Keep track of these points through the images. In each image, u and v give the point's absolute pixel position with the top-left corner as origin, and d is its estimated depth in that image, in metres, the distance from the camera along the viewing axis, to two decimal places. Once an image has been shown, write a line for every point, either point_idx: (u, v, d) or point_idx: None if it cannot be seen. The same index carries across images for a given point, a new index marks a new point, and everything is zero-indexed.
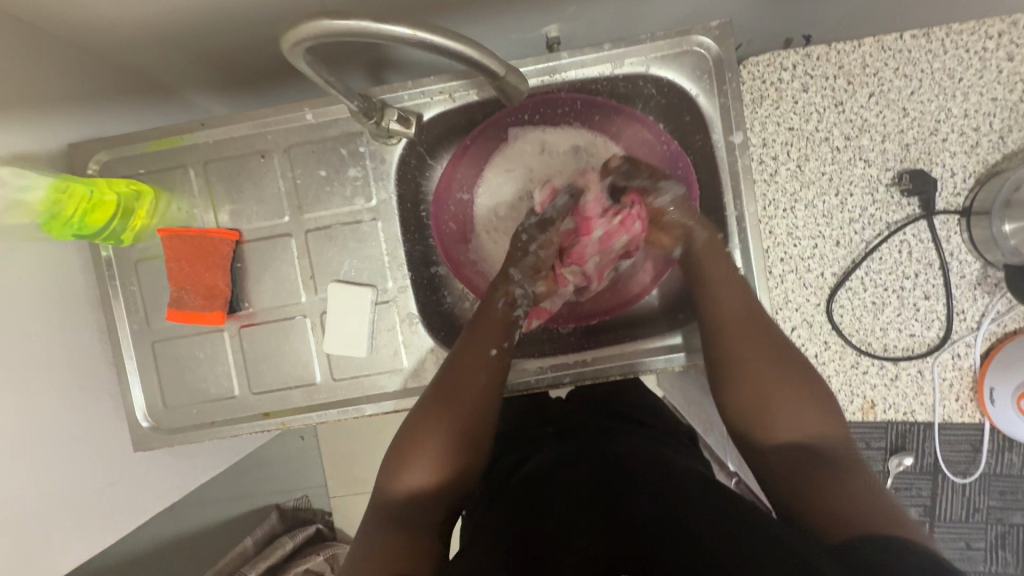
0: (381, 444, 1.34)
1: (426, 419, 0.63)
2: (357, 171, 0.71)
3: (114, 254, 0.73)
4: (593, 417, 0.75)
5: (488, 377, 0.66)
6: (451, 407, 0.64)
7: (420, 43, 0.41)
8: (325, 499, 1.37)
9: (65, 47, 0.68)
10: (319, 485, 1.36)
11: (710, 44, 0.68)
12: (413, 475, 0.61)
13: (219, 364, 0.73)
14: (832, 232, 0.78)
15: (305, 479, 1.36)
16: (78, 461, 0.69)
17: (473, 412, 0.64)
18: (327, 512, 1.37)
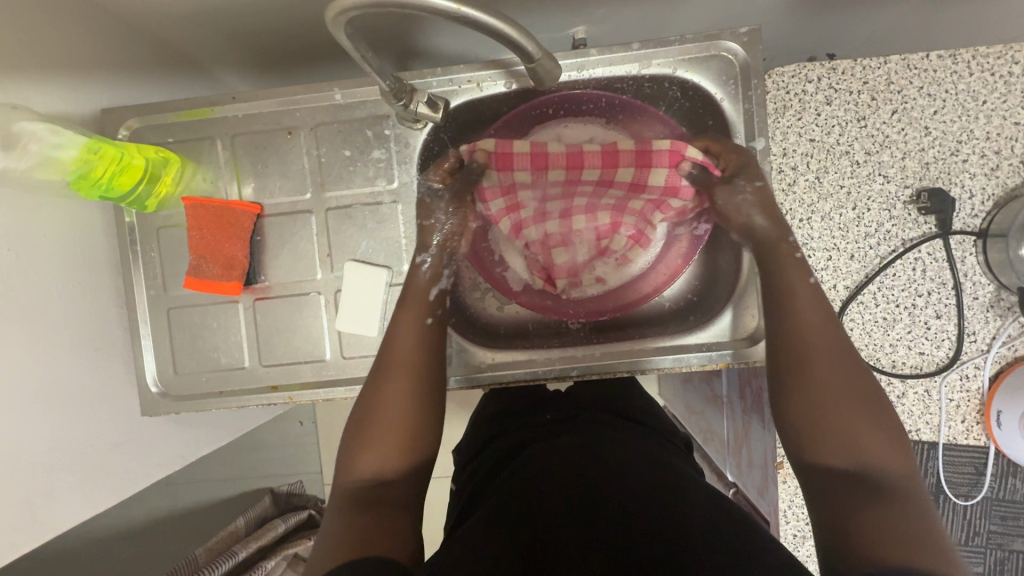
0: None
1: (380, 402, 0.63)
2: (381, 153, 0.72)
3: (137, 221, 0.74)
4: (589, 411, 0.78)
5: (423, 351, 0.66)
6: (395, 388, 0.63)
7: (464, 19, 0.42)
8: (320, 486, 1.38)
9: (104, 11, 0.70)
10: (313, 472, 1.38)
11: (737, 50, 0.68)
12: (372, 453, 0.60)
13: (231, 334, 0.74)
14: (846, 245, 0.78)
15: (299, 465, 1.38)
16: (85, 420, 0.70)
17: (414, 400, 0.63)
18: (320, 500, 1.38)
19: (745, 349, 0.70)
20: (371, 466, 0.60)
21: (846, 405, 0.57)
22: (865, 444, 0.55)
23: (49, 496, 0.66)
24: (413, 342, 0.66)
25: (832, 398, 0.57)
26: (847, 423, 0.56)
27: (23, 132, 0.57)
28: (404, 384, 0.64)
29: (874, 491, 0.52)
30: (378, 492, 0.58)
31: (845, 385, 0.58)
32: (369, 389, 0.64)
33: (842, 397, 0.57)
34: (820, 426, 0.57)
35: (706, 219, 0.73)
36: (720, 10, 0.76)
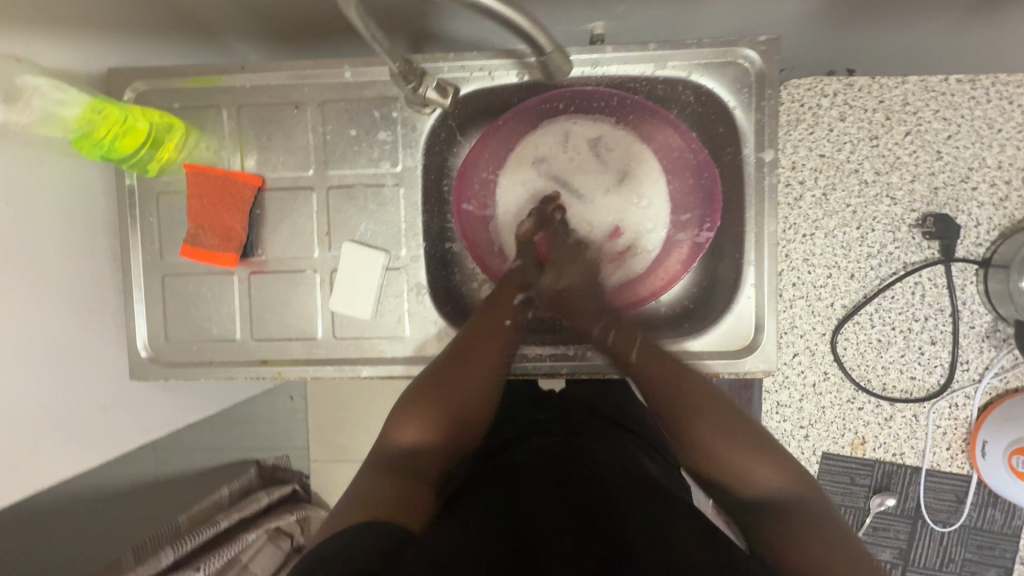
0: (367, 414, 1.36)
1: (432, 384, 0.66)
2: (387, 136, 0.71)
3: (137, 184, 0.73)
4: (577, 416, 0.77)
5: (497, 351, 0.69)
6: (452, 378, 0.66)
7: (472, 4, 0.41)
8: (305, 463, 1.41)
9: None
10: (301, 448, 1.41)
11: (755, 58, 0.67)
12: (412, 429, 0.63)
13: (224, 305, 0.74)
14: (847, 264, 0.77)
15: (288, 440, 1.40)
16: (72, 379, 0.70)
17: (472, 391, 0.66)
18: (304, 475, 1.42)
19: (737, 360, 0.69)
20: (412, 438, 0.62)
21: (729, 444, 0.59)
22: (764, 476, 0.57)
23: (33, 452, 0.66)
24: (490, 340, 0.69)
25: (719, 447, 0.59)
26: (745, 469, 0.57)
27: (27, 86, 0.57)
28: (461, 372, 0.66)
29: (772, 517, 0.54)
30: (410, 466, 0.59)
31: (715, 423, 0.60)
32: (421, 376, 0.67)
33: (720, 436, 0.59)
34: (711, 466, 0.59)
35: (708, 227, 0.71)
36: (741, 16, 0.75)
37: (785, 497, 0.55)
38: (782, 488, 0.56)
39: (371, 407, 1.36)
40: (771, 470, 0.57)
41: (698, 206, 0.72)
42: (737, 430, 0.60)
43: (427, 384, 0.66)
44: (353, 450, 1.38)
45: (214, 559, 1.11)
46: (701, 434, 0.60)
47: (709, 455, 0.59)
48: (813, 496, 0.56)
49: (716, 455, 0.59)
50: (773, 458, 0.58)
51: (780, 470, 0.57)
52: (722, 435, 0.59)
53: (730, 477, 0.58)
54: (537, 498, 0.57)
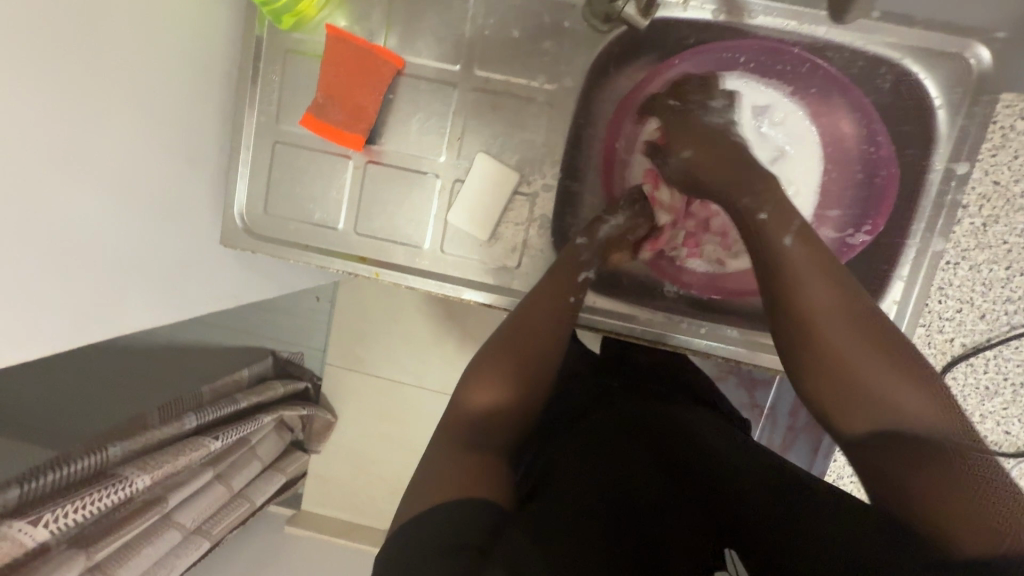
0: (394, 337, 1.32)
1: (496, 352, 0.59)
2: (552, 46, 0.64)
3: (266, 36, 0.66)
4: (658, 386, 0.76)
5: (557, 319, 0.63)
6: (518, 350, 0.59)
7: None
8: (318, 363, 1.41)
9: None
10: (315, 347, 1.40)
11: (984, 58, 0.60)
12: (481, 396, 0.56)
13: (333, 191, 0.69)
14: (983, 303, 0.73)
15: (304, 335, 1.39)
16: (165, 226, 0.66)
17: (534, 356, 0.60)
18: (316, 376, 1.41)
19: None
20: (485, 402, 0.56)
21: (873, 365, 0.48)
22: (903, 401, 0.46)
23: (120, 293, 0.62)
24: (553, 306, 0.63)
25: (857, 361, 0.48)
26: (882, 386, 0.47)
27: None
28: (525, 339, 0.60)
29: (911, 452, 0.44)
30: (485, 436, 0.55)
31: (858, 339, 0.49)
32: (485, 348, 0.61)
33: (857, 347, 0.49)
34: (844, 383, 0.48)
35: (866, 230, 0.66)
36: None
37: (935, 427, 0.45)
38: (932, 414, 0.46)
39: (399, 327, 1.31)
40: (914, 396, 0.47)
41: (855, 206, 0.66)
42: (877, 343, 0.49)
43: (491, 354, 0.59)
44: (367, 364, 1.35)
45: (231, 433, 1.07)
46: (833, 345, 0.49)
47: (836, 370, 0.49)
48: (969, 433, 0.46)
49: (847, 373, 0.48)
50: (919, 380, 0.47)
51: (926, 395, 0.47)
52: (859, 350, 0.48)
53: (856, 402, 0.48)
54: (617, 447, 0.60)
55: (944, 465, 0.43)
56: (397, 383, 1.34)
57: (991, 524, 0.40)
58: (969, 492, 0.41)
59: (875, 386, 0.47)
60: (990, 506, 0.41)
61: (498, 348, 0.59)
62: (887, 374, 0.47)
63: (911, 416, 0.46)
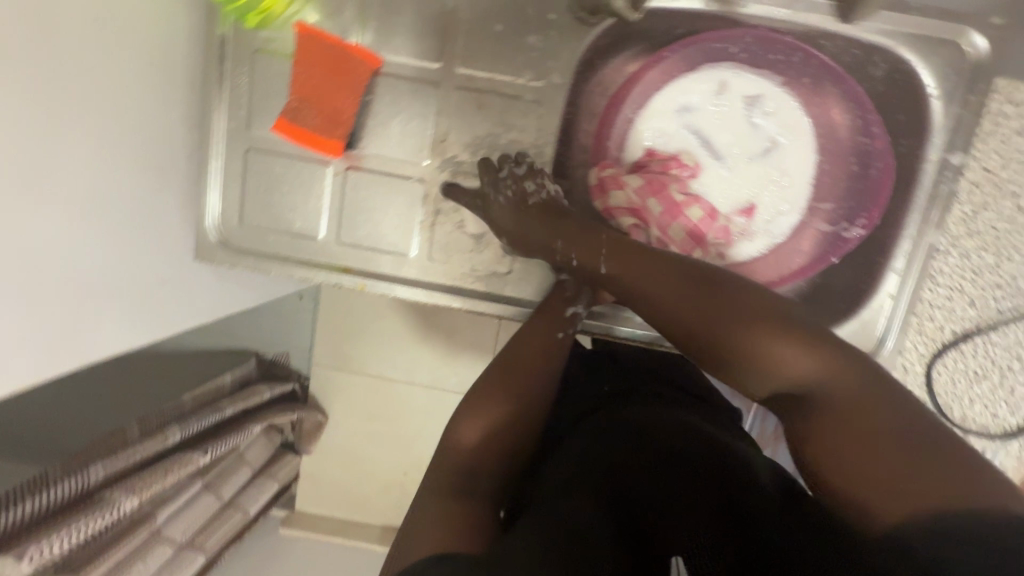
0: (379, 330, 1.29)
1: (488, 385, 0.56)
2: (537, 41, 0.61)
3: (231, 34, 0.61)
4: (648, 384, 0.74)
5: (546, 356, 0.61)
6: (507, 381, 0.57)
7: None
8: (304, 362, 1.38)
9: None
10: (301, 345, 1.37)
11: (980, 45, 0.59)
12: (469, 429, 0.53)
13: (311, 199, 0.65)
14: (972, 290, 0.73)
15: (287, 335, 1.35)
16: (132, 244, 0.61)
17: (524, 385, 0.57)
18: (304, 375, 1.38)
19: None
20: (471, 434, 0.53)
21: (731, 324, 0.48)
22: (770, 356, 0.46)
23: (89, 318, 0.58)
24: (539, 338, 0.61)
25: (703, 319, 0.50)
26: (737, 340, 0.47)
27: None
28: (512, 367, 0.58)
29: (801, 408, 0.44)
30: (472, 472, 0.51)
31: (690, 301, 0.51)
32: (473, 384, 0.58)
33: (703, 305, 0.50)
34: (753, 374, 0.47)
35: (861, 223, 0.65)
36: None
37: (833, 388, 0.43)
38: (820, 372, 0.44)
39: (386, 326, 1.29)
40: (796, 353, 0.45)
41: (848, 199, 0.65)
42: (725, 301, 0.50)
43: (481, 387, 0.56)
44: (357, 361, 1.32)
45: (219, 445, 1.05)
46: (675, 310, 0.51)
47: (699, 337, 0.50)
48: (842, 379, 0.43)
49: (712, 342, 0.49)
50: (787, 335, 0.46)
51: (799, 350, 0.45)
52: (714, 312, 0.49)
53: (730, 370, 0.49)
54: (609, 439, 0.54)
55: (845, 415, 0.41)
56: (385, 379, 1.32)
57: (950, 485, 0.36)
58: (907, 440, 0.39)
59: (738, 347, 0.47)
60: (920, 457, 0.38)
61: (486, 376, 0.57)
62: (752, 334, 0.47)
63: (793, 375, 0.45)
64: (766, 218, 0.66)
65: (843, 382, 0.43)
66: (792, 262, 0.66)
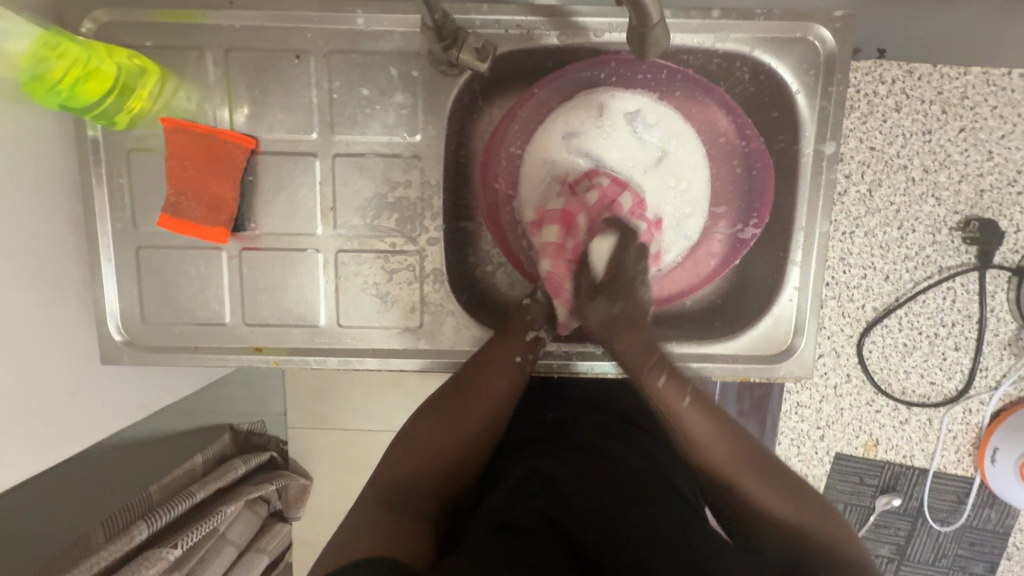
0: (347, 384, 1.25)
1: (441, 412, 0.59)
2: (405, 98, 0.62)
3: (102, 136, 0.62)
4: (595, 411, 0.71)
5: (508, 381, 0.62)
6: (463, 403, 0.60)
7: None
8: (283, 429, 1.30)
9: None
10: (276, 413, 1.29)
11: (827, 38, 0.61)
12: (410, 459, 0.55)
13: (212, 286, 0.65)
14: (883, 265, 0.74)
15: (261, 403, 1.28)
16: (40, 362, 0.61)
17: (480, 411, 0.60)
18: (282, 440, 1.30)
19: (773, 364, 0.67)
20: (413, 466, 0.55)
21: (737, 463, 0.53)
22: (765, 501, 0.51)
23: None
24: (499, 365, 0.62)
25: (714, 451, 0.55)
26: (741, 484, 0.52)
27: None
28: (471, 392, 0.60)
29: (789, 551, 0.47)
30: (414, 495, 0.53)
31: (732, 448, 0.55)
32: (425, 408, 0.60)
33: (737, 457, 0.54)
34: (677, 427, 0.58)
35: (754, 223, 0.65)
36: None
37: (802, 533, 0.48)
38: (798, 523, 0.49)
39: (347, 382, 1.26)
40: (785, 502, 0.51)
41: (740, 199, 0.66)
42: (757, 454, 0.55)
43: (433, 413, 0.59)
44: (331, 419, 1.27)
45: (190, 536, 1.01)
46: (703, 444, 0.56)
47: (701, 456, 0.55)
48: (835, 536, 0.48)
49: (716, 470, 0.54)
50: (785, 493, 0.51)
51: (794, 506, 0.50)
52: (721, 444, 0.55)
53: (721, 481, 0.54)
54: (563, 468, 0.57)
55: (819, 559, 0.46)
56: (364, 432, 1.26)
57: None
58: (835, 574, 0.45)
59: (732, 474, 0.53)
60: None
61: (442, 401, 0.60)
62: (753, 473, 0.53)
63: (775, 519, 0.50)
64: (669, 228, 0.66)
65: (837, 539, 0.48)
66: (703, 265, 0.67)
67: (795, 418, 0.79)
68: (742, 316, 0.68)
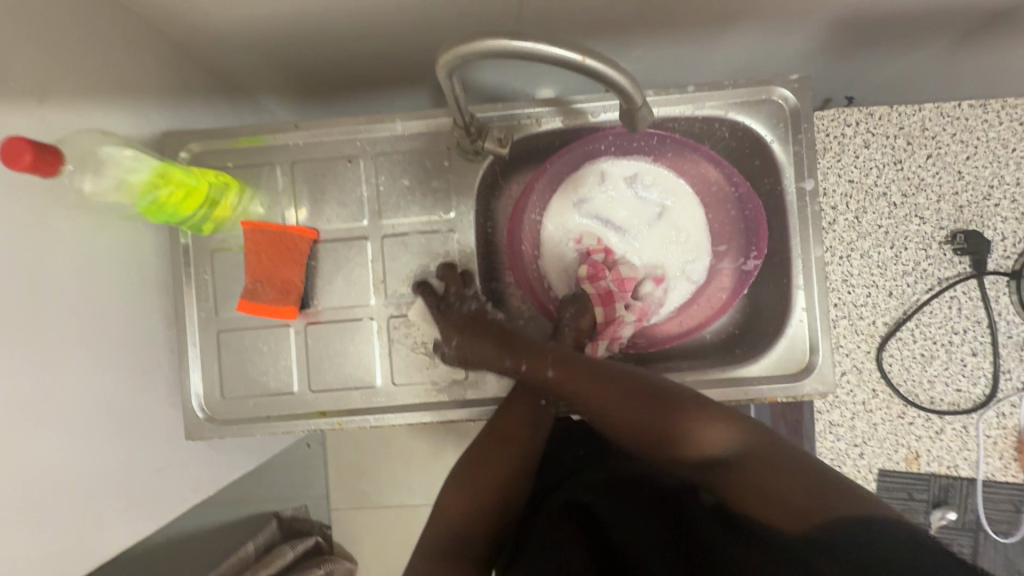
0: (392, 456, 1.30)
1: (483, 458, 0.63)
2: (439, 184, 0.74)
3: (192, 242, 0.74)
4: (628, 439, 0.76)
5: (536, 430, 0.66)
6: (500, 452, 0.64)
7: (586, 68, 0.46)
8: (325, 512, 1.32)
9: (161, 34, 0.72)
10: (319, 496, 1.31)
11: (789, 96, 0.72)
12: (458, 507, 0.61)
13: (281, 359, 0.74)
14: (885, 282, 0.80)
15: (305, 487, 1.31)
16: (136, 439, 0.69)
17: (516, 460, 0.64)
18: (326, 525, 1.31)
19: (796, 382, 0.71)
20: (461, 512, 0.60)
21: (655, 417, 0.58)
22: (702, 437, 0.56)
23: (97, 521, 0.65)
24: (526, 415, 0.66)
25: (630, 419, 0.59)
26: (676, 435, 0.57)
27: (107, 157, 0.59)
28: (503, 440, 0.64)
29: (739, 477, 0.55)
30: (463, 544, 0.58)
31: (628, 403, 0.59)
32: (467, 453, 0.65)
33: (642, 408, 0.59)
34: (643, 444, 0.59)
35: (754, 255, 0.73)
36: (749, 54, 0.90)
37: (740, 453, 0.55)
38: (731, 442, 0.56)
39: (394, 453, 1.30)
40: (718, 432, 0.56)
41: (739, 237, 0.74)
42: (640, 401, 0.59)
43: (477, 462, 0.63)
44: (375, 496, 1.30)
45: None
46: (615, 414, 0.59)
47: (630, 429, 0.59)
48: (758, 440, 0.55)
49: (646, 436, 0.58)
50: (709, 417, 0.57)
51: (722, 426, 0.57)
52: (626, 407, 0.59)
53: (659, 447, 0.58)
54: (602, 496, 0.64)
55: (761, 475, 0.53)
56: (410, 508, 1.29)
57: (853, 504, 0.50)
58: (782, 495, 0.52)
59: (659, 435, 0.58)
60: (790, 491, 0.52)
61: (482, 450, 0.64)
62: (664, 416, 0.58)
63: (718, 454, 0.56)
64: (680, 269, 0.74)
65: (761, 441, 0.55)
66: (714, 303, 0.75)
67: (830, 437, 0.82)
68: (760, 342, 0.74)
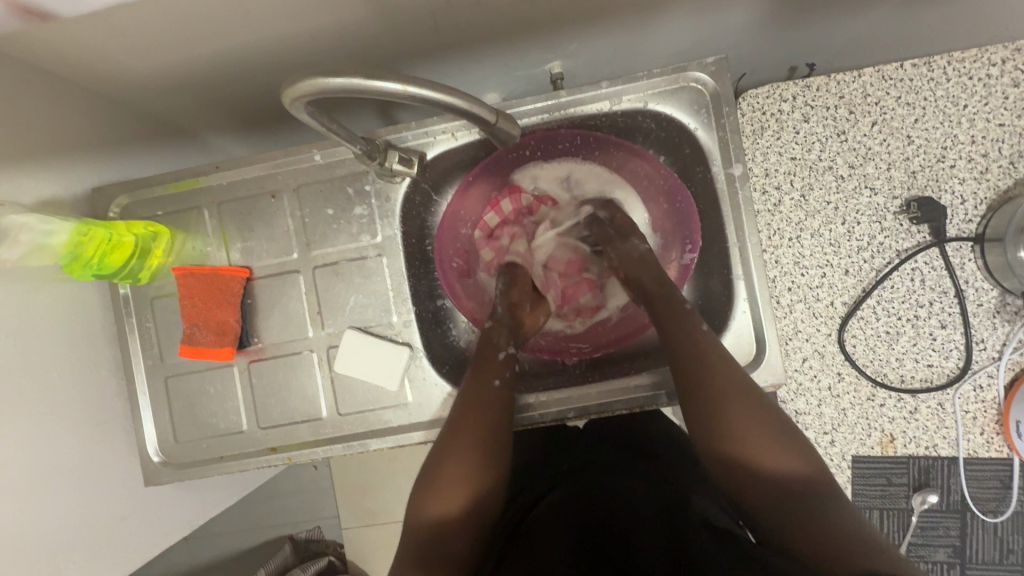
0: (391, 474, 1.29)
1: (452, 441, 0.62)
2: (364, 209, 0.73)
3: (132, 292, 0.76)
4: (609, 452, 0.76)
5: (495, 403, 0.65)
6: (461, 442, 0.62)
7: (409, 95, 0.46)
8: (338, 531, 1.29)
9: (83, 91, 0.74)
10: (331, 516, 1.29)
11: (707, 80, 0.69)
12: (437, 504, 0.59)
13: (229, 399, 0.75)
14: (840, 260, 0.77)
15: (317, 509, 1.30)
16: (101, 490, 0.72)
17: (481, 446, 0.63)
18: (339, 543, 1.29)
19: None
20: (439, 510, 0.59)
21: (764, 430, 0.56)
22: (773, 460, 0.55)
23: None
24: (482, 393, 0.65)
25: (743, 423, 0.56)
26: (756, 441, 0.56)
27: (14, 224, 0.58)
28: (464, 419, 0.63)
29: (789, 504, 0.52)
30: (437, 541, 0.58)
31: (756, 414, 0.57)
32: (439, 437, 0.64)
33: (756, 418, 0.57)
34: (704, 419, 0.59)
35: (690, 249, 0.72)
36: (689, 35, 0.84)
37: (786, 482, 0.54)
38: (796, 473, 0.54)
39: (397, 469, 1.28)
40: (777, 453, 0.55)
41: (675, 231, 0.74)
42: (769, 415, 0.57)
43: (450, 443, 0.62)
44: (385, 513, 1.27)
45: None
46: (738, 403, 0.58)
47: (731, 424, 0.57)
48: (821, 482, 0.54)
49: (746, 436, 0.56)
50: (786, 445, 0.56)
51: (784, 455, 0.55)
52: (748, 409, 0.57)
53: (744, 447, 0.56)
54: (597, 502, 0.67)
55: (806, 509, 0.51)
56: None
57: None
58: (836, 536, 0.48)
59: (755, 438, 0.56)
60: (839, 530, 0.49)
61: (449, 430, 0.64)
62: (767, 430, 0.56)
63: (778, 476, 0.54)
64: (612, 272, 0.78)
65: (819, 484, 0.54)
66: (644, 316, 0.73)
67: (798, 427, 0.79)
68: None
